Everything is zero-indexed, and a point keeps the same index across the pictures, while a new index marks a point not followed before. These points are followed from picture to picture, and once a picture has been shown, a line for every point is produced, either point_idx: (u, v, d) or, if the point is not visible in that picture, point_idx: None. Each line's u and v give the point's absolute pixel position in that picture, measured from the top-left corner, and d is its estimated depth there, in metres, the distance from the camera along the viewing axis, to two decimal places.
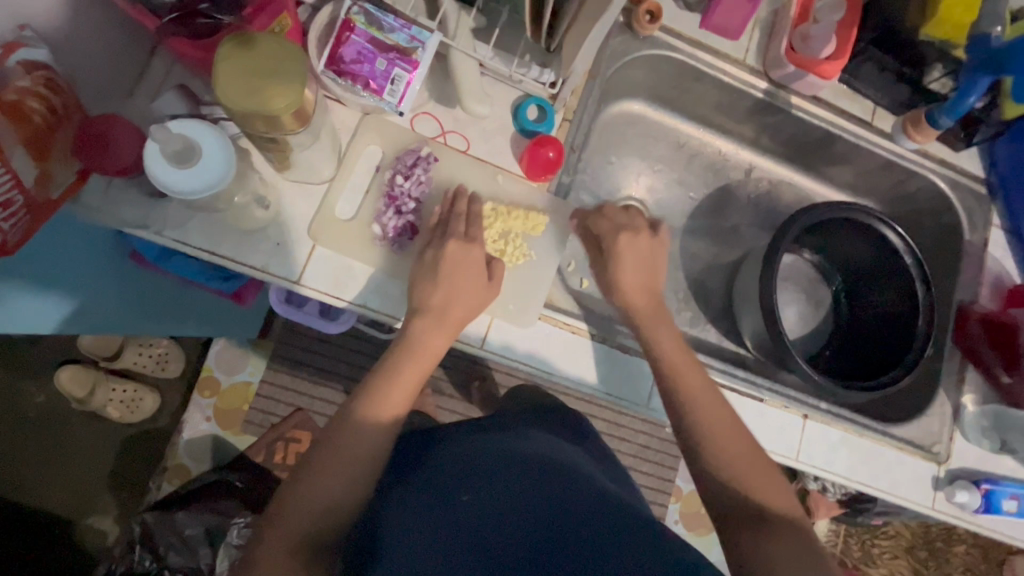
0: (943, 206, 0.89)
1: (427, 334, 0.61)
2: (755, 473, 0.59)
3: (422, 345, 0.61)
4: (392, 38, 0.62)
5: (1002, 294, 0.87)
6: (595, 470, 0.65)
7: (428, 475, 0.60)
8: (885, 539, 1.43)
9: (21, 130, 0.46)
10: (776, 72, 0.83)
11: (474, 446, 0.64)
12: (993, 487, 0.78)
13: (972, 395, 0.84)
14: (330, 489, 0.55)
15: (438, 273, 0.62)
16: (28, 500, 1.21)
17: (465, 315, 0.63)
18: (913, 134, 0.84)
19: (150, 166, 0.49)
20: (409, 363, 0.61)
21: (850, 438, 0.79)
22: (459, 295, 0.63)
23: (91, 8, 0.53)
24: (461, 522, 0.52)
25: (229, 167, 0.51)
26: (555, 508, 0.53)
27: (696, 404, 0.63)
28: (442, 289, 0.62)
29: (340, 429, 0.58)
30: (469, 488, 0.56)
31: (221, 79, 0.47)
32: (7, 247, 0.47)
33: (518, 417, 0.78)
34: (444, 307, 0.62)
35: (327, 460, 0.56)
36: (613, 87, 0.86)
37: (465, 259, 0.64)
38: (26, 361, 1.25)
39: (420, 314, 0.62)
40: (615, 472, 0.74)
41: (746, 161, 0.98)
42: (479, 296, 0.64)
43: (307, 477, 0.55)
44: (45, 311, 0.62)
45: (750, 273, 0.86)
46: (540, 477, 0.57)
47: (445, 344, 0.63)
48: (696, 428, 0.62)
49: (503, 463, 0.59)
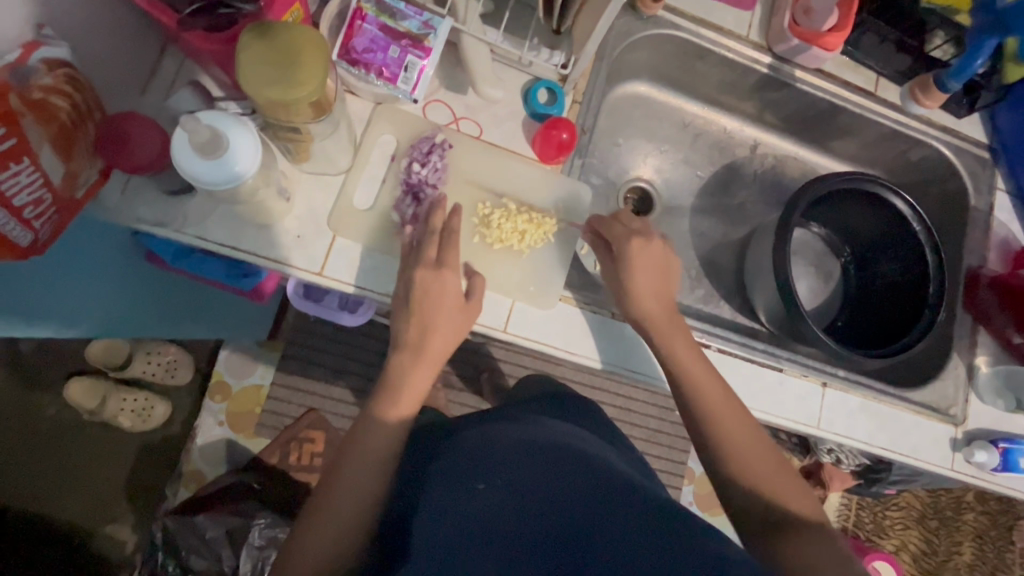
0: (948, 173, 0.90)
1: (407, 372, 0.61)
2: (755, 456, 0.63)
3: (407, 386, 0.61)
4: (404, 26, 0.62)
5: (1010, 257, 0.88)
6: (600, 450, 0.64)
7: (437, 464, 0.59)
8: (896, 510, 1.48)
9: (48, 128, 0.46)
10: (780, 47, 0.83)
11: (481, 431, 0.62)
12: (1010, 445, 0.79)
13: (985, 356, 0.85)
14: (336, 530, 0.55)
15: (410, 301, 0.60)
16: (44, 513, 1.21)
17: (443, 348, 0.61)
18: (924, 99, 0.86)
19: (177, 152, 0.50)
20: (397, 403, 0.60)
21: (869, 404, 0.80)
22: (438, 329, 0.60)
23: (106, 7, 0.53)
24: (476, 512, 0.53)
25: (257, 155, 0.52)
26: (560, 496, 0.53)
27: (704, 377, 0.66)
28: (416, 323, 0.60)
29: (341, 471, 0.58)
30: (482, 476, 0.55)
31: (245, 69, 0.48)
32: (37, 244, 0.48)
33: (529, 405, 0.77)
34: (418, 340, 0.60)
35: (332, 505, 0.56)
36: (618, 69, 0.87)
37: (436, 285, 0.60)
38: (36, 373, 1.24)
39: (400, 350, 0.61)
40: (630, 455, 0.75)
41: (751, 138, 0.99)
42: (462, 323, 0.62)
43: (314, 521, 0.56)
44: (69, 312, 0.62)
45: (760, 248, 0.87)
46: (548, 456, 0.56)
47: (429, 379, 0.62)
48: (705, 404, 0.64)
49: (512, 444, 0.58)
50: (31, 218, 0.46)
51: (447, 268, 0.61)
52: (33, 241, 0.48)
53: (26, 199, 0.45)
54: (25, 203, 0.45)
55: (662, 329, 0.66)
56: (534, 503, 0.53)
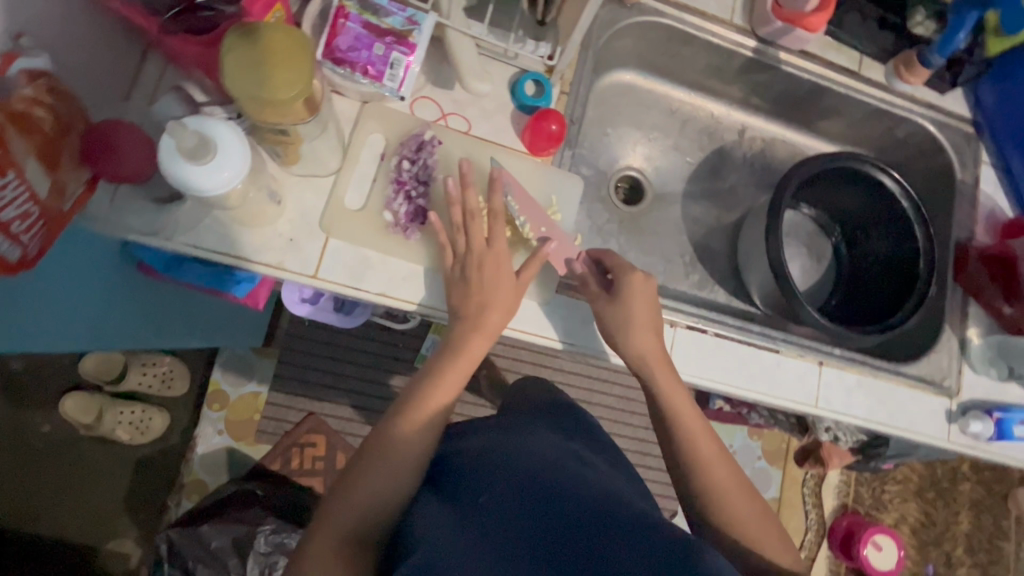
0: (934, 148, 0.91)
1: (465, 339, 0.63)
2: (724, 469, 0.65)
3: (462, 350, 0.63)
4: (388, 23, 0.62)
5: (997, 228, 0.89)
6: (606, 474, 0.62)
7: (450, 476, 0.58)
8: (895, 484, 1.47)
9: (31, 140, 0.45)
10: (764, 29, 0.84)
11: (485, 440, 0.64)
12: (1004, 415, 0.81)
13: (976, 328, 0.86)
14: (377, 488, 0.57)
15: (467, 275, 0.64)
16: (46, 531, 1.20)
17: (500, 319, 0.64)
18: (908, 76, 0.87)
19: (166, 142, 0.49)
20: (453, 367, 0.63)
21: (865, 380, 0.81)
22: (495, 301, 0.63)
23: (83, 15, 0.53)
24: (476, 504, 0.52)
25: (246, 161, 0.52)
26: (563, 497, 0.51)
27: (673, 384, 0.68)
28: (477, 297, 0.63)
29: (387, 436, 0.59)
30: (483, 478, 0.55)
31: (228, 71, 0.47)
32: (27, 258, 0.48)
33: (530, 412, 0.79)
34: (477, 311, 0.63)
35: (379, 464, 0.57)
36: (604, 57, 0.87)
37: (491, 266, 0.64)
38: (29, 392, 1.23)
39: (459, 319, 0.63)
40: (624, 469, 0.72)
41: (739, 122, 0.99)
42: (513, 298, 0.64)
43: (342, 497, 0.57)
44: (28, 326, 0.59)
45: (753, 230, 0.87)
46: (561, 474, 0.55)
47: (486, 348, 0.64)
48: (668, 405, 0.67)
49: (517, 451, 0.58)
50: (18, 232, 0.46)
51: (499, 252, 0.65)
52: (22, 256, 0.47)
53: (13, 214, 0.44)
54: (13, 217, 0.44)
55: (651, 358, 0.67)
56: (541, 506, 0.50)
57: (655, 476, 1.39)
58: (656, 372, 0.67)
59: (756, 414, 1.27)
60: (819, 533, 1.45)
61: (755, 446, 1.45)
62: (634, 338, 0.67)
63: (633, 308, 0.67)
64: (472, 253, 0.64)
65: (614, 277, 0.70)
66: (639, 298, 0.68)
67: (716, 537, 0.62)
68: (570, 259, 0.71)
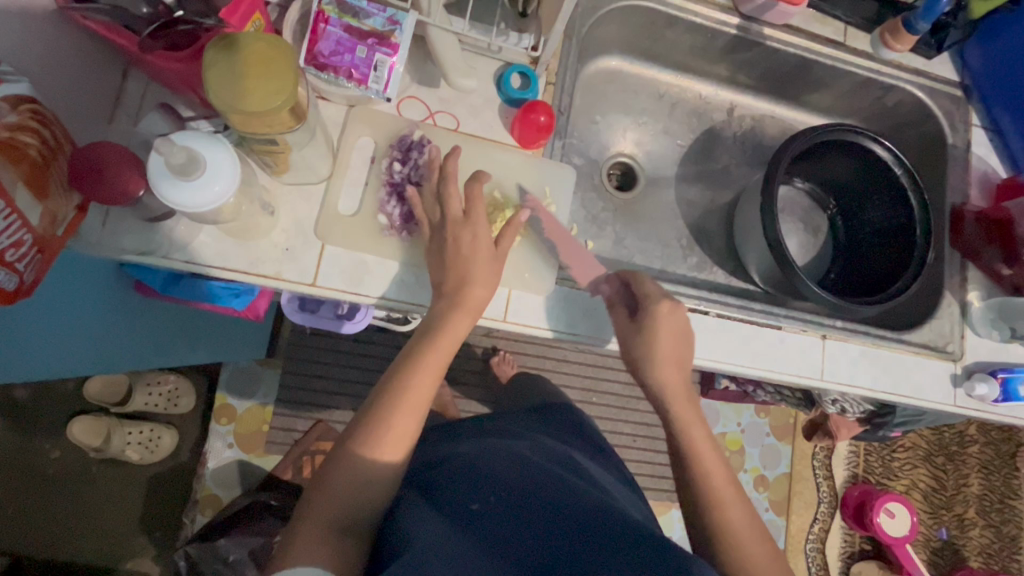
0: (924, 115, 0.91)
1: (446, 317, 0.61)
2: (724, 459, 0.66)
3: (446, 329, 0.61)
4: (369, 25, 0.62)
5: (991, 190, 0.89)
6: (596, 481, 0.62)
7: (442, 485, 0.59)
8: (902, 451, 1.48)
9: (19, 167, 0.45)
10: (746, 6, 0.83)
11: (480, 448, 0.65)
12: (1009, 375, 0.80)
13: (977, 291, 0.87)
14: (364, 472, 0.57)
15: (447, 259, 0.62)
16: (62, 555, 1.20)
17: (484, 295, 0.63)
18: (893, 44, 0.86)
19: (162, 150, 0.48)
20: (435, 345, 0.61)
21: (869, 351, 0.81)
22: (474, 276, 0.62)
23: (61, 38, 0.52)
24: (470, 518, 0.53)
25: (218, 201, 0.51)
26: (558, 516, 0.51)
27: (667, 376, 0.68)
28: (452, 273, 0.62)
29: (374, 425, 0.58)
30: (477, 489, 0.56)
31: (212, 83, 0.47)
32: (24, 286, 0.47)
33: (528, 417, 0.79)
34: (457, 287, 0.62)
35: (364, 451, 0.57)
36: (588, 45, 0.87)
37: (463, 236, 0.63)
38: (34, 419, 1.23)
39: (436, 298, 0.62)
40: (617, 476, 0.71)
41: (727, 101, 0.99)
42: (493, 270, 0.63)
43: (326, 485, 0.56)
44: (31, 349, 0.58)
45: (748, 207, 0.87)
46: (553, 483, 0.56)
47: (468, 327, 0.62)
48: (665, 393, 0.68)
49: (514, 467, 0.59)
50: (14, 260, 0.45)
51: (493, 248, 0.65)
52: (19, 284, 0.47)
53: (6, 243, 0.44)
54: (6, 246, 0.44)
55: (673, 393, 0.68)
56: (537, 518, 0.51)
57: (666, 460, 1.39)
58: (665, 374, 0.67)
59: (762, 392, 1.26)
60: (831, 504, 1.46)
61: (763, 423, 1.46)
62: (654, 356, 0.67)
63: (663, 341, 0.67)
64: (443, 223, 0.64)
65: (640, 301, 0.69)
66: (666, 329, 0.67)
67: (724, 514, 0.62)
68: (598, 279, 0.72)
